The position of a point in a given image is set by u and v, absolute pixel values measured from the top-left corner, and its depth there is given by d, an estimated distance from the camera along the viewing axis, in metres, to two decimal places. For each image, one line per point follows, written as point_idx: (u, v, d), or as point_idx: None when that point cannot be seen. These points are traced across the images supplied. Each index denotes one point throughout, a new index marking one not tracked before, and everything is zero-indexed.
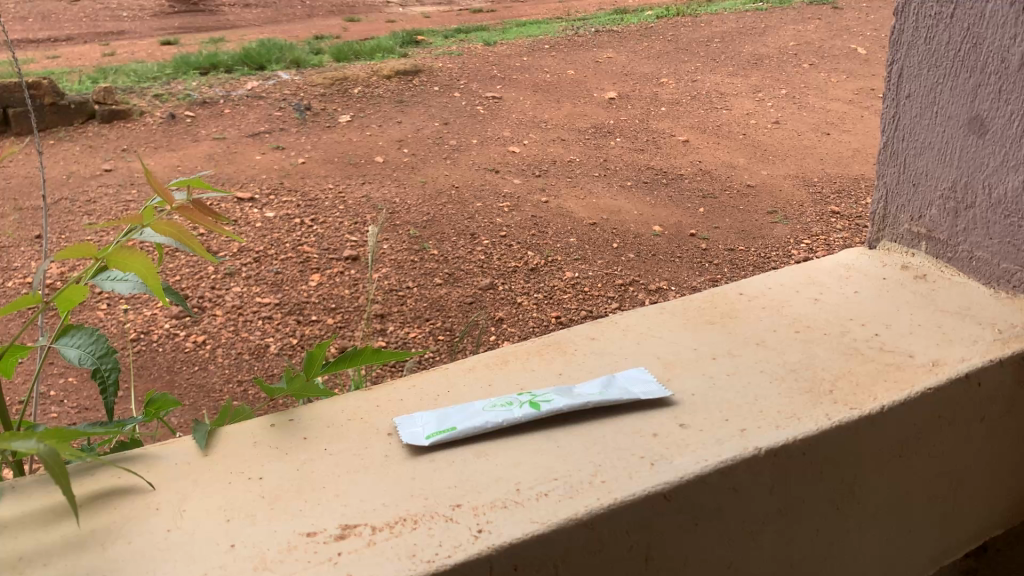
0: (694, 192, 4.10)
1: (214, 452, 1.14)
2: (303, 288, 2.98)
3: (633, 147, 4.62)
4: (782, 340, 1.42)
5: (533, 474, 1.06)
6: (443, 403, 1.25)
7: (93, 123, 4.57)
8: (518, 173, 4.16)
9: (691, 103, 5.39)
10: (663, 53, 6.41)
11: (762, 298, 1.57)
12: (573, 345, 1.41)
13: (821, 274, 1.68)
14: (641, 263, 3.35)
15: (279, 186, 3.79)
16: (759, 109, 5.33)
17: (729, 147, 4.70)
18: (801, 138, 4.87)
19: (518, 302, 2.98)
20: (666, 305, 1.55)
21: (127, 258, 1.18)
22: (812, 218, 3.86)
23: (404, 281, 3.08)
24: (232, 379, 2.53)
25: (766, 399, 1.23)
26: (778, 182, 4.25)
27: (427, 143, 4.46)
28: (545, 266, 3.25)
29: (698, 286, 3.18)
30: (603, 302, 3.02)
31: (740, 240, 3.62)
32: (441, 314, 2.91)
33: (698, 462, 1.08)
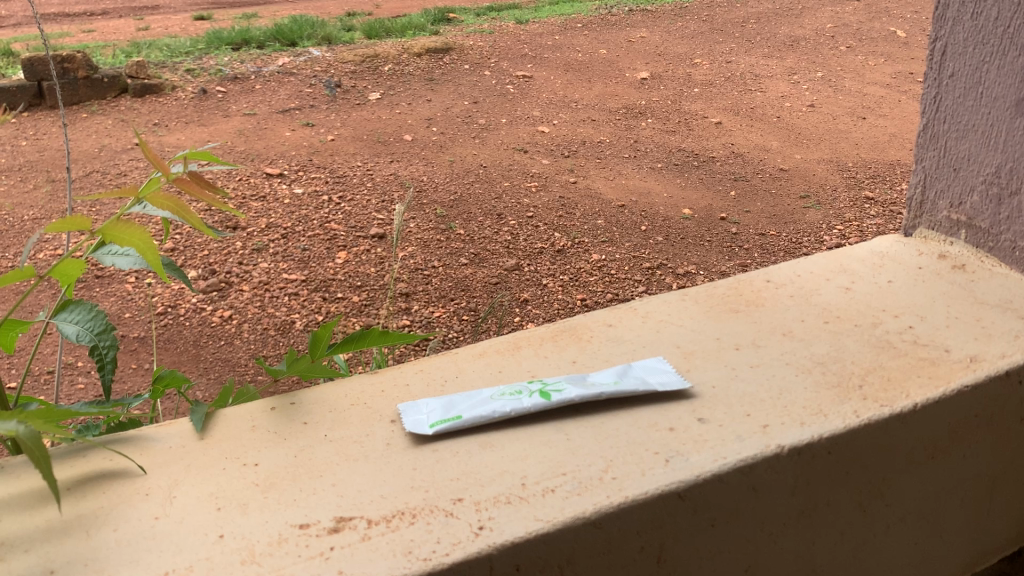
0: (726, 174, 4.00)
1: (210, 436, 1.10)
2: (329, 266, 2.94)
3: (664, 129, 4.52)
4: (810, 330, 1.35)
5: (540, 468, 1.01)
6: (449, 389, 1.19)
7: (126, 98, 4.55)
8: (547, 153, 4.09)
9: (726, 85, 5.27)
10: (697, 33, 6.27)
11: (790, 287, 1.50)
12: (589, 331, 1.35)
13: (853, 262, 1.60)
14: (669, 246, 3.28)
15: (308, 162, 3.75)
16: (794, 92, 5.19)
17: (763, 130, 4.59)
18: (837, 122, 4.74)
19: (544, 284, 2.93)
20: (689, 291, 1.48)
21: (122, 231, 1.14)
22: (845, 204, 3.75)
23: (430, 260, 3.03)
24: (257, 354, 2.51)
25: (790, 395, 1.16)
26: (812, 167, 4.14)
27: (456, 121, 4.40)
28: (572, 248, 3.18)
29: (727, 271, 3.11)
30: (630, 285, 2.95)
31: (771, 224, 3.53)
32: (465, 294, 2.85)
33: (716, 460, 1.01)
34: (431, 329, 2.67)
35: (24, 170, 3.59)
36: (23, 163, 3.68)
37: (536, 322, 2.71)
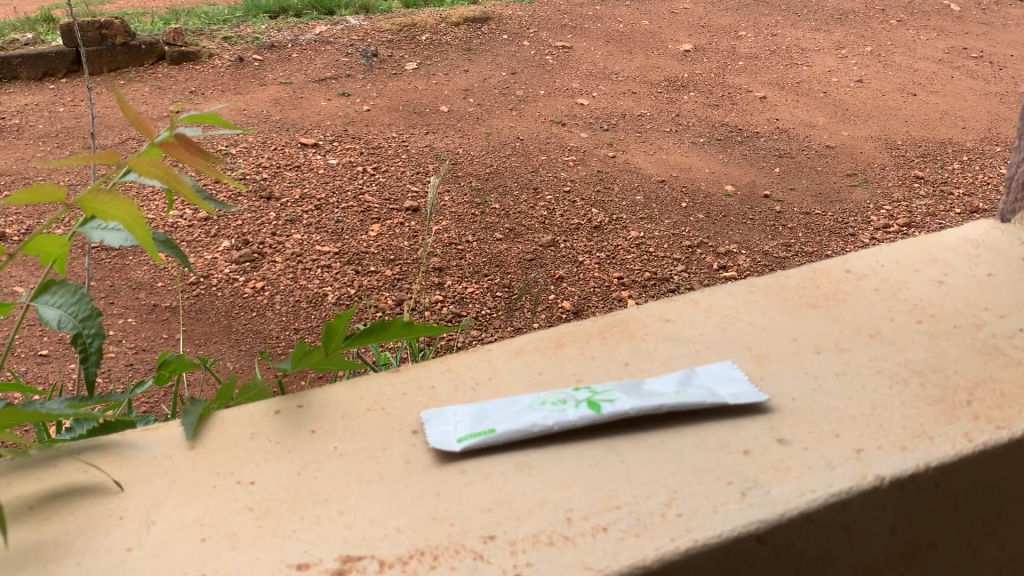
0: (770, 151, 3.77)
1: (203, 444, 0.94)
2: (363, 239, 2.78)
3: (707, 102, 4.29)
4: (901, 331, 1.16)
5: (588, 498, 0.84)
6: (482, 395, 1.03)
7: (163, 66, 4.41)
8: (586, 126, 3.88)
9: (771, 58, 5.00)
10: (742, 6, 5.98)
11: (875, 279, 1.31)
12: (644, 327, 1.17)
13: (944, 251, 1.40)
14: (710, 224, 3.07)
15: (343, 132, 3.59)
16: (842, 66, 4.91)
17: (809, 105, 4.33)
18: (886, 98, 4.46)
19: (579, 262, 2.75)
20: (757, 283, 1.30)
21: (103, 201, 0.98)
22: (893, 182, 3.51)
23: (464, 235, 2.86)
24: (289, 327, 2.37)
25: (885, 411, 0.98)
26: (859, 144, 3.88)
27: (493, 93, 4.21)
28: (609, 224, 2.99)
29: (770, 251, 2.92)
30: (668, 265, 2.77)
31: (817, 203, 3.31)
32: (500, 270, 2.68)
33: (802, 495, 0.84)
34: (464, 306, 2.51)
35: (60, 137, 3.45)
36: (59, 129, 3.53)
37: (571, 301, 2.55)
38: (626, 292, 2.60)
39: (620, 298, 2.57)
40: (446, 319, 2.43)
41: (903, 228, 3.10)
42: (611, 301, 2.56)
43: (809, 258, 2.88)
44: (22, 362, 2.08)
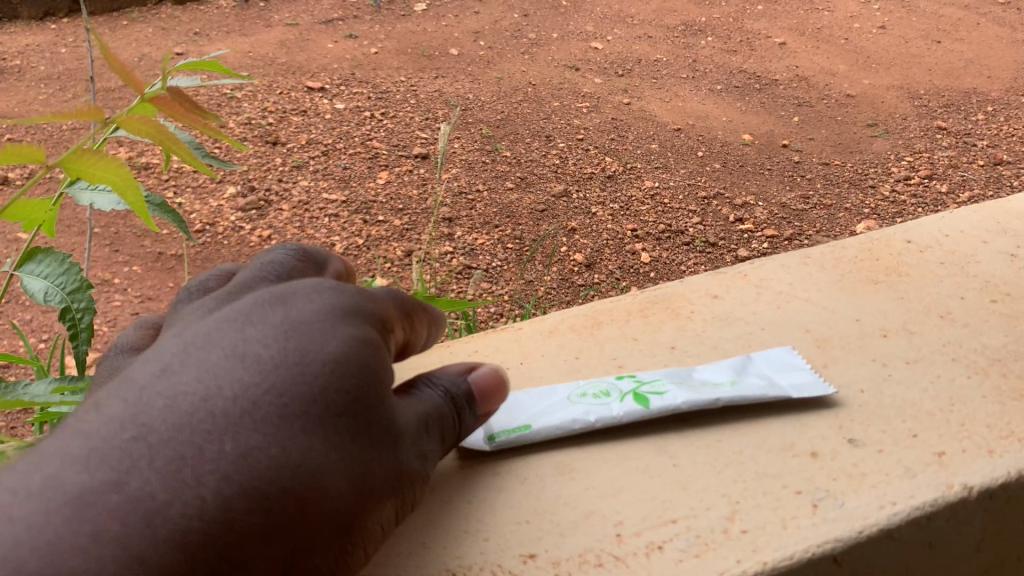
0: (788, 99, 3.61)
1: None
2: (371, 186, 2.66)
3: (725, 48, 4.12)
4: (974, 312, 1.05)
5: (639, 510, 0.74)
6: (512, 382, 0.93)
7: (166, 6, 4.25)
8: (600, 71, 3.72)
9: (791, 3, 4.79)
10: None
11: (940, 251, 1.20)
12: (689, 304, 1.07)
13: (1013, 220, 1.28)
14: (726, 174, 2.94)
15: (350, 76, 3.44)
16: (864, 12, 4.70)
17: (830, 52, 4.15)
18: (909, 45, 4.27)
19: (592, 213, 2.61)
20: (811, 254, 1.19)
21: (91, 163, 0.87)
22: (915, 133, 3.34)
23: (474, 184, 2.73)
24: None
25: (966, 406, 0.88)
26: (881, 93, 3.71)
27: (505, 36, 4.04)
28: (623, 173, 2.85)
29: (787, 203, 2.79)
30: (685, 216, 2.64)
31: (835, 154, 3.16)
32: (511, 220, 2.56)
33: (882, 508, 0.74)
34: (475, 258, 2.41)
35: (62, 79, 3.24)
36: (62, 71, 3.33)
37: (584, 254, 2.42)
38: (640, 245, 2.49)
39: (634, 251, 2.46)
40: (455, 271, 2.32)
41: (924, 179, 2.97)
42: (623, 253, 2.45)
43: (826, 211, 2.76)
44: (26, 311, 1.97)
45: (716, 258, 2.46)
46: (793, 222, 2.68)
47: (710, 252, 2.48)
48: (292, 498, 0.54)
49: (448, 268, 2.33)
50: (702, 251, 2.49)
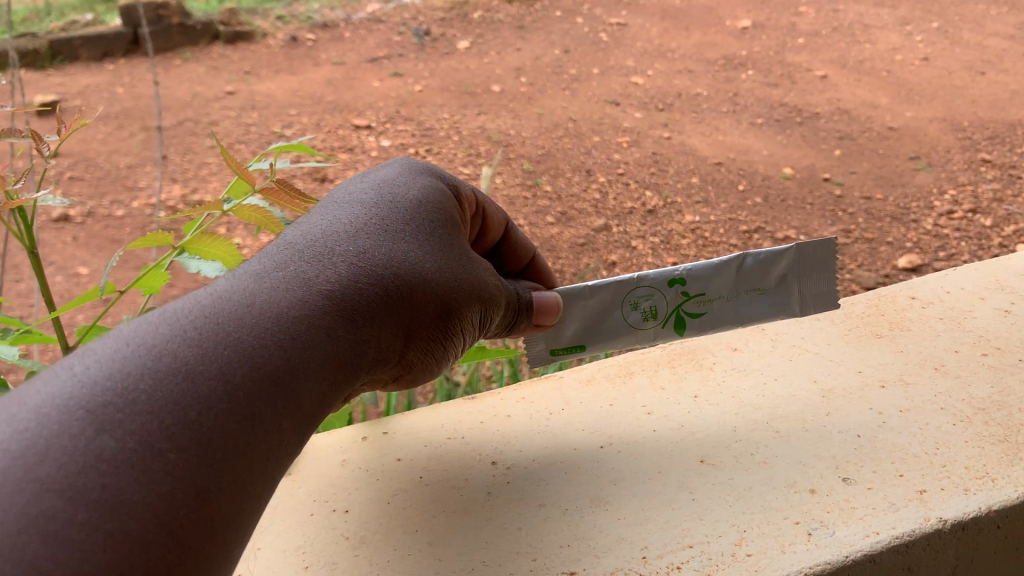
0: (830, 132, 3.73)
1: (296, 471, 1.02)
2: None
3: (766, 82, 4.26)
4: (965, 364, 1.18)
5: (662, 536, 0.89)
6: (555, 425, 1.08)
7: (217, 44, 4.66)
8: (640, 106, 3.90)
9: (833, 35, 4.93)
10: None
11: (940, 307, 1.33)
12: (711, 356, 1.22)
13: (1011, 277, 1.41)
14: (767, 210, 3.05)
15: (395, 114, 3.66)
16: (907, 44, 4.79)
17: (871, 85, 4.26)
18: (953, 77, 4.33)
19: (632, 246, 2.74)
20: (824, 310, 1.33)
21: (208, 243, 1.05)
22: (960, 166, 3.34)
23: (515, 219, 2.89)
24: None
25: (949, 450, 1.01)
26: (924, 125, 3.78)
27: (547, 71, 4.24)
28: (664, 208, 2.98)
29: (828, 237, 2.83)
30: (725, 250, 2.73)
31: (877, 187, 3.23)
32: (551, 254, 2.71)
33: (866, 536, 0.88)
34: None
35: (121, 121, 3.49)
36: (118, 110, 3.66)
37: None
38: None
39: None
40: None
41: (968, 213, 2.91)
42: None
43: (868, 245, 2.79)
44: None
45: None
46: (833, 256, 2.72)
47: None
48: (408, 283, 0.80)
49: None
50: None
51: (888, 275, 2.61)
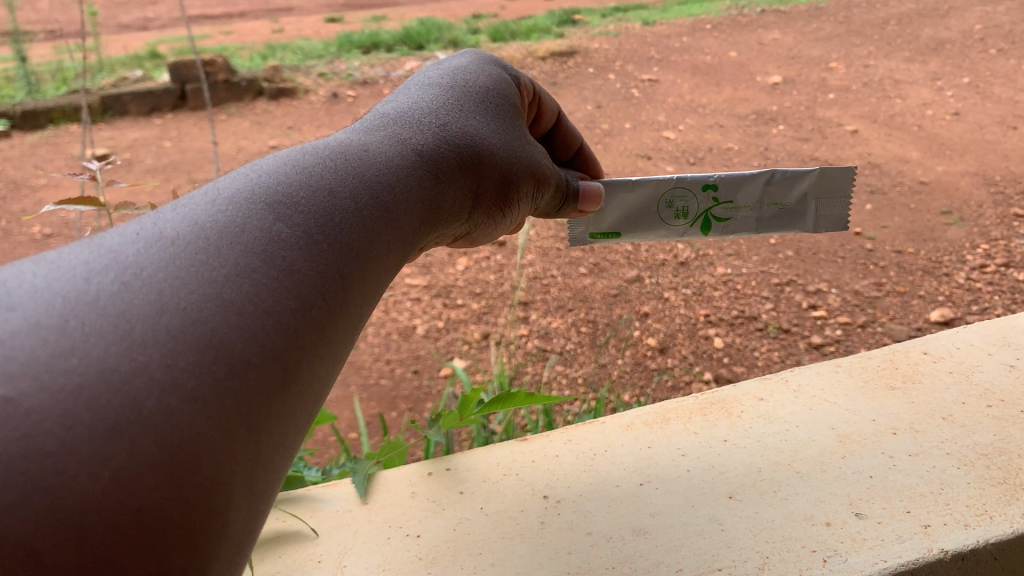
0: (861, 187, 3.86)
1: (372, 501, 1.17)
2: (450, 272, 3.11)
3: (796, 136, 4.42)
4: (971, 415, 1.30)
5: (695, 560, 1.02)
6: (599, 464, 1.22)
7: (261, 100, 4.91)
8: (672, 160, 4.07)
9: (863, 90, 5.09)
10: (834, 36, 6.13)
11: (949, 362, 1.45)
12: (739, 405, 1.35)
13: (1017, 334, 1.53)
14: (799, 261, 3.16)
15: None
16: (937, 99, 4.94)
17: (901, 139, 4.39)
18: (984, 131, 4.45)
19: (665, 298, 2.88)
20: (842, 363, 1.46)
21: None
22: (991, 221, 3.46)
23: (549, 270, 3.09)
24: (380, 358, 2.67)
25: (952, 490, 1.13)
26: (954, 180, 3.89)
27: (580, 127, 4.45)
28: (696, 260, 3.12)
29: (860, 290, 2.96)
30: (757, 302, 2.85)
31: (908, 241, 3.34)
32: (584, 304, 2.86)
33: (876, 563, 1.01)
34: (550, 340, 2.69)
35: (171, 177, 3.76)
36: (167, 164, 3.93)
37: (657, 338, 2.66)
38: (713, 329, 2.70)
39: (707, 336, 2.67)
40: (533, 353, 2.61)
41: (1000, 267, 3.05)
42: (697, 339, 2.66)
43: (899, 298, 2.90)
44: None
45: (790, 344, 2.63)
46: (865, 310, 2.83)
47: (783, 338, 2.66)
48: (479, 151, 1.04)
49: (526, 351, 2.63)
50: (775, 337, 2.67)
51: (920, 328, 2.72)
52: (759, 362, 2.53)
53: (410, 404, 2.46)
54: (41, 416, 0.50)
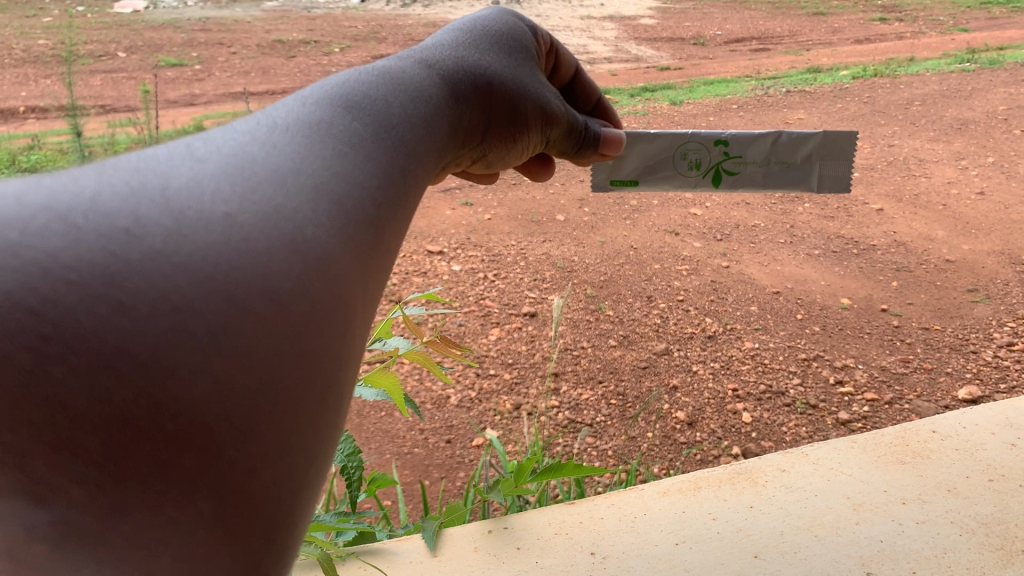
0: (887, 264, 4.01)
1: (441, 554, 1.34)
2: (484, 342, 3.23)
3: (822, 214, 4.61)
4: (975, 488, 1.45)
5: None
6: (639, 525, 1.38)
7: None
8: (699, 236, 4.26)
9: (887, 169, 5.29)
10: (858, 115, 6.39)
11: (956, 440, 1.60)
12: (764, 475, 1.51)
13: (1018, 415, 1.68)
14: (826, 337, 3.31)
15: (466, 241, 4.14)
16: (962, 177, 5.14)
17: (927, 218, 4.56)
18: (1008, 211, 4.61)
19: (693, 371, 3.03)
20: (857, 439, 1.62)
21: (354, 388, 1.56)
22: (1018, 298, 3.62)
23: (579, 340, 3.23)
24: (415, 427, 2.81)
25: (953, 554, 1.29)
26: (980, 258, 4.05)
27: (609, 203, 4.67)
28: (723, 333, 3.29)
29: (887, 366, 3.11)
30: (784, 376, 3.00)
31: (935, 319, 3.49)
32: (614, 377, 3.02)
33: None
34: (580, 411, 2.84)
35: None
36: None
37: (685, 411, 2.81)
38: (740, 404, 2.84)
39: (735, 410, 2.82)
40: (563, 425, 2.75)
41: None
42: (726, 412, 2.81)
43: (927, 375, 3.04)
44: None
45: (818, 420, 2.77)
46: (893, 386, 2.97)
47: (812, 413, 2.80)
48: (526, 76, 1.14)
49: (556, 423, 2.76)
50: (802, 412, 2.81)
51: (948, 406, 2.88)
52: (787, 437, 2.67)
53: (443, 472, 2.60)
54: (241, 224, 0.55)
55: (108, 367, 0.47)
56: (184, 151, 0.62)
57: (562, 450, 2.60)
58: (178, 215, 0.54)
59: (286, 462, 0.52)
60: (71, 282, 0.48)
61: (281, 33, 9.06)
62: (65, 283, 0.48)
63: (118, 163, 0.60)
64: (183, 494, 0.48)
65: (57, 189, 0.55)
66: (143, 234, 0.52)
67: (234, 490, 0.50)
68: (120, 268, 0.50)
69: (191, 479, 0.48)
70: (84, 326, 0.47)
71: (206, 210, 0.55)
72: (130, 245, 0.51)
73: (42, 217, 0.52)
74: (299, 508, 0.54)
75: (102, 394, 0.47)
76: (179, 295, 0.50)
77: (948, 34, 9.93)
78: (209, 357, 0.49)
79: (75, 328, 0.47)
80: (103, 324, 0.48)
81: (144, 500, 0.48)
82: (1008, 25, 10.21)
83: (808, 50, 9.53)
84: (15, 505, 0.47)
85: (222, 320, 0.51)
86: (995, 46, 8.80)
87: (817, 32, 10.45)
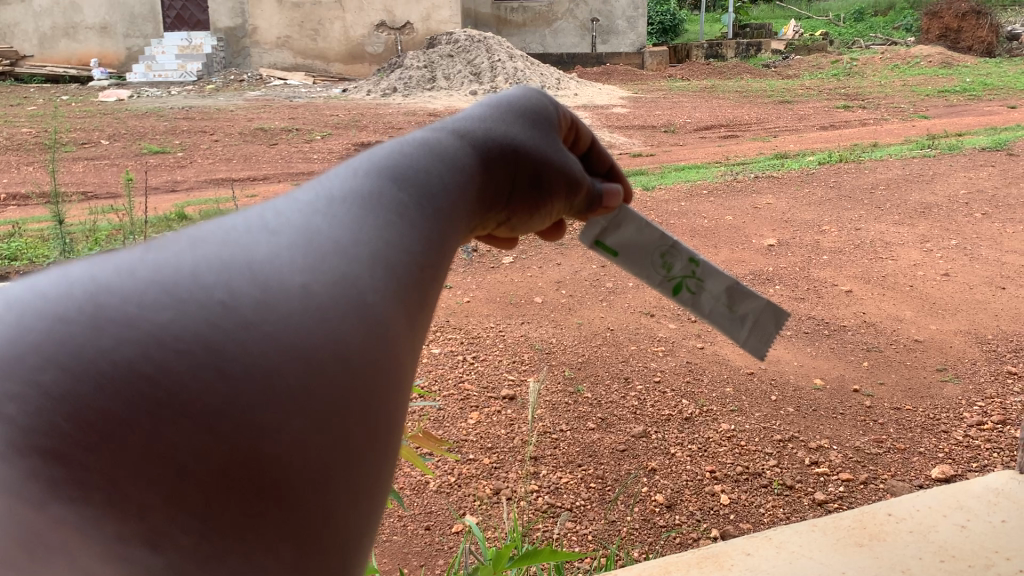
0: (857, 344, 4.15)
1: None
2: (462, 426, 3.30)
3: (793, 296, 4.76)
4: (927, 569, 1.54)
5: None
6: None
7: None
8: (674, 317, 4.39)
9: (855, 252, 5.49)
10: (825, 199, 6.63)
11: (910, 522, 1.69)
12: (729, 560, 1.59)
13: (970, 499, 1.76)
14: (801, 418, 3.36)
15: (445, 324, 4.25)
16: (927, 260, 5.33)
17: (895, 298, 4.72)
18: (973, 292, 4.78)
19: (671, 453, 3.11)
20: (818, 522, 1.71)
21: None
22: (986, 376, 3.74)
23: (558, 424, 3.31)
24: (393, 514, 2.85)
25: None
26: (948, 337, 4.20)
27: (586, 285, 4.81)
28: (699, 416, 3.34)
29: (861, 447, 3.14)
30: (761, 458, 3.03)
31: (906, 398, 3.56)
32: (594, 460, 3.09)
33: None
34: (559, 495, 2.90)
35: None
36: None
37: (665, 493, 2.88)
38: (718, 486, 2.92)
39: (714, 492, 2.89)
40: (543, 510, 2.80)
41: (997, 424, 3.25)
42: (703, 494, 2.88)
43: (900, 455, 3.07)
44: None
45: (795, 500, 2.83)
46: (867, 466, 2.99)
47: (789, 494, 2.86)
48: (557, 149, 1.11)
49: (537, 507, 2.81)
50: (780, 493, 2.88)
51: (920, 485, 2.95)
52: (765, 518, 2.74)
53: (421, 560, 2.63)
54: (316, 296, 0.62)
55: (209, 428, 0.54)
56: (258, 221, 0.66)
57: (543, 535, 2.65)
58: (263, 288, 0.60)
59: (350, 512, 0.61)
60: (180, 352, 0.55)
61: (264, 122, 9.31)
62: (172, 353, 0.54)
63: (207, 234, 0.64)
64: (270, 545, 0.55)
65: (163, 262, 0.60)
66: (237, 304, 0.58)
67: (312, 539, 0.58)
68: (216, 336, 0.56)
69: (277, 528, 0.56)
70: (192, 390, 0.54)
71: (284, 281, 0.61)
72: (226, 316, 0.57)
73: (150, 289, 0.57)
74: (357, 551, 0.63)
75: (206, 453, 0.54)
76: (267, 360, 0.57)
77: (911, 120, 10.34)
78: (292, 419, 0.57)
79: (186, 392, 0.54)
80: (204, 390, 0.54)
81: (245, 547, 0.55)
82: (966, 112, 10.67)
83: (777, 136, 9.88)
84: (137, 552, 0.51)
85: (300, 386, 0.58)
86: (956, 132, 9.18)
87: (785, 119, 10.86)
